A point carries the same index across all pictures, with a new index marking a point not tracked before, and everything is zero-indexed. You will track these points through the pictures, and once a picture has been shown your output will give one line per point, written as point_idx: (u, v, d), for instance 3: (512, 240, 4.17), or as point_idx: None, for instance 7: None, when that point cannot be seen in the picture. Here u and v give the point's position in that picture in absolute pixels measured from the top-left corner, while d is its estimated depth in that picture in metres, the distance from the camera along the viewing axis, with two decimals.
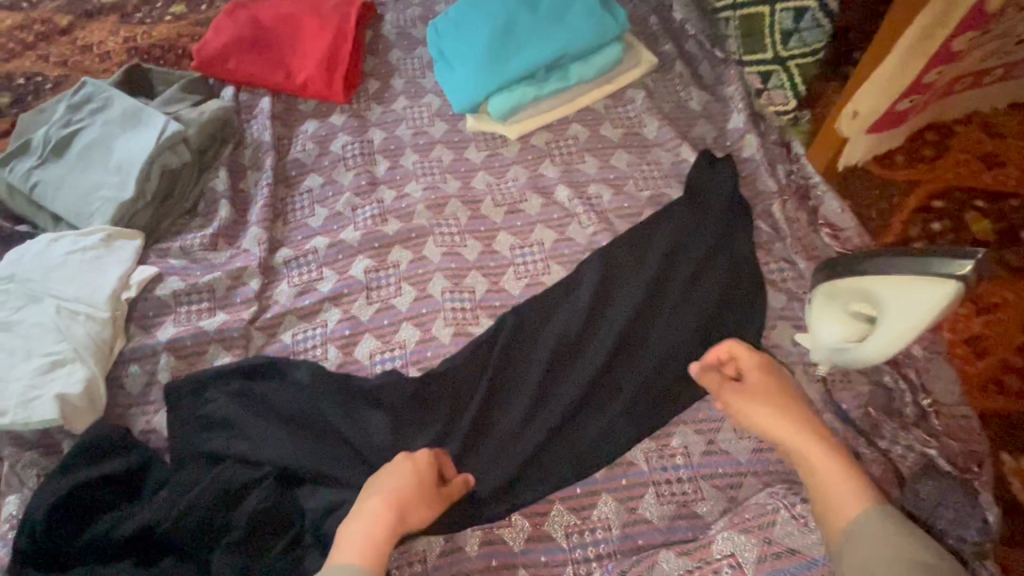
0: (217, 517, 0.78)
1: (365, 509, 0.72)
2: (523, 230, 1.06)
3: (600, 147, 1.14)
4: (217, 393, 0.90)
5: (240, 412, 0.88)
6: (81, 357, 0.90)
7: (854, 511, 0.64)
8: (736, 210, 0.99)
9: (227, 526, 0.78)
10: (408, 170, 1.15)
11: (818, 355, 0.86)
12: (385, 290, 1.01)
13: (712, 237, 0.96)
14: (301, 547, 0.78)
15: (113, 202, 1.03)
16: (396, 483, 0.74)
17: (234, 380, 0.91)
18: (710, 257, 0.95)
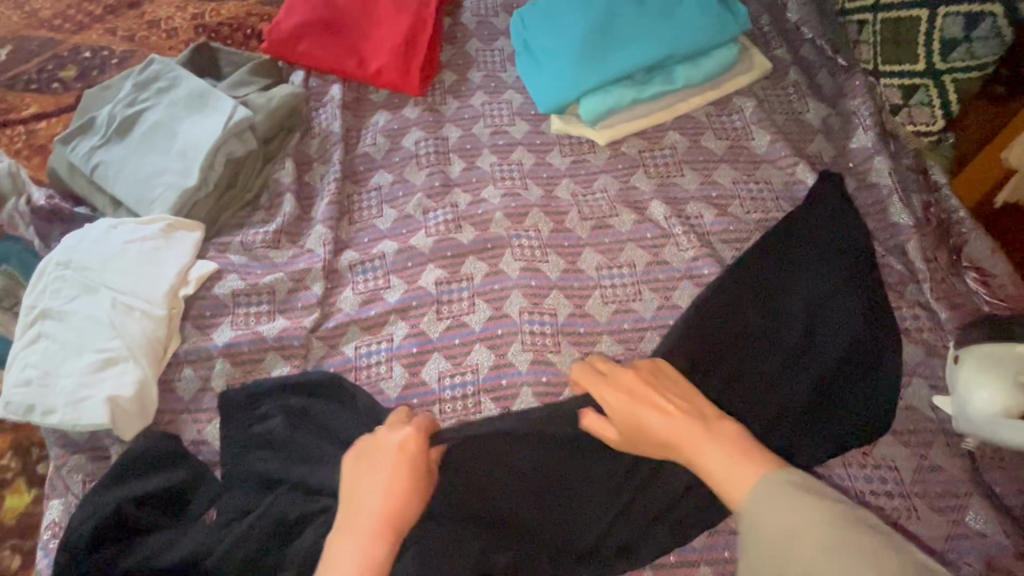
0: (270, 552, 0.71)
1: (360, 524, 0.63)
2: (611, 249, 0.95)
3: (701, 160, 1.02)
4: (272, 408, 0.83)
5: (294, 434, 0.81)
6: (135, 357, 0.84)
7: (747, 496, 0.57)
8: (866, 244, 0.86)
9: (279, 564, 0.70)
10: (485, 173, 1.05)
11: (970, 426, 0.72)
12: (456, 305, 0.92)
13: (825, 279, 0.82)
14: None
15: (175, 190, 0.97)
16: (384, 488, 0.66)
17: (291, 397, 0.84)
18: (823, 302, 0.81)
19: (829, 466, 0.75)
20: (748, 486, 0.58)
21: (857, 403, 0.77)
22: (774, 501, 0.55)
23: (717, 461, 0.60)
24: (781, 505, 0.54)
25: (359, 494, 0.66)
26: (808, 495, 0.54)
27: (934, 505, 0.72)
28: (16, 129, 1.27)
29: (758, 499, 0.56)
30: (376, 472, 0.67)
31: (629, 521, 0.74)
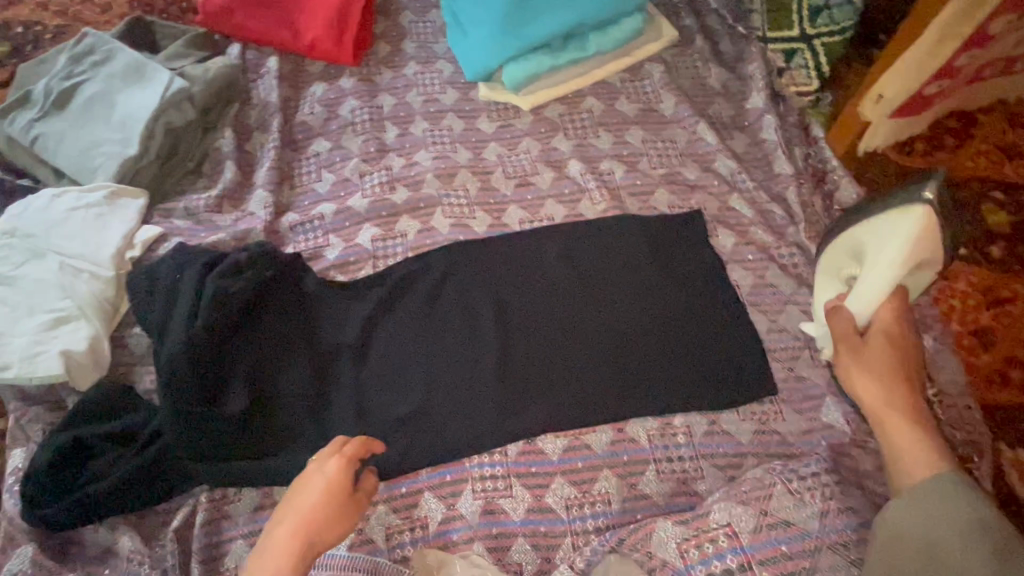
0: (238, 473, 0.82)
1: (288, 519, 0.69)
2: (533, 204, 1.05)
3: (615, 122, 1.11)
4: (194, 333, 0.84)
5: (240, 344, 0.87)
6: (86, 315, 0.89)
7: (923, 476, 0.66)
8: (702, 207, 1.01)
9: (240, 472, 0.82)
10: (418, 138, 1.12)
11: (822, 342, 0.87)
12: (391, 260, 1.01)
13: (641, 284, 0.94)
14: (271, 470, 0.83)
15: (116, 158, 1.01)
16: (309, 497, 0.70)
17: (207, 280, 0.87)
18: (648, 297, 0.93)
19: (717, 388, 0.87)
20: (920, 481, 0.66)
21: (734, 335, 0.90)
22: (941, 500, 0.62)
23: (911, 452, 0.69)
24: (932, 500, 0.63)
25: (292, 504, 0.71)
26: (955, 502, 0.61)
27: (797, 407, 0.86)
28: None
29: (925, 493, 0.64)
30: (300, 496, 0.71)
31: (542, 436, 0.86)
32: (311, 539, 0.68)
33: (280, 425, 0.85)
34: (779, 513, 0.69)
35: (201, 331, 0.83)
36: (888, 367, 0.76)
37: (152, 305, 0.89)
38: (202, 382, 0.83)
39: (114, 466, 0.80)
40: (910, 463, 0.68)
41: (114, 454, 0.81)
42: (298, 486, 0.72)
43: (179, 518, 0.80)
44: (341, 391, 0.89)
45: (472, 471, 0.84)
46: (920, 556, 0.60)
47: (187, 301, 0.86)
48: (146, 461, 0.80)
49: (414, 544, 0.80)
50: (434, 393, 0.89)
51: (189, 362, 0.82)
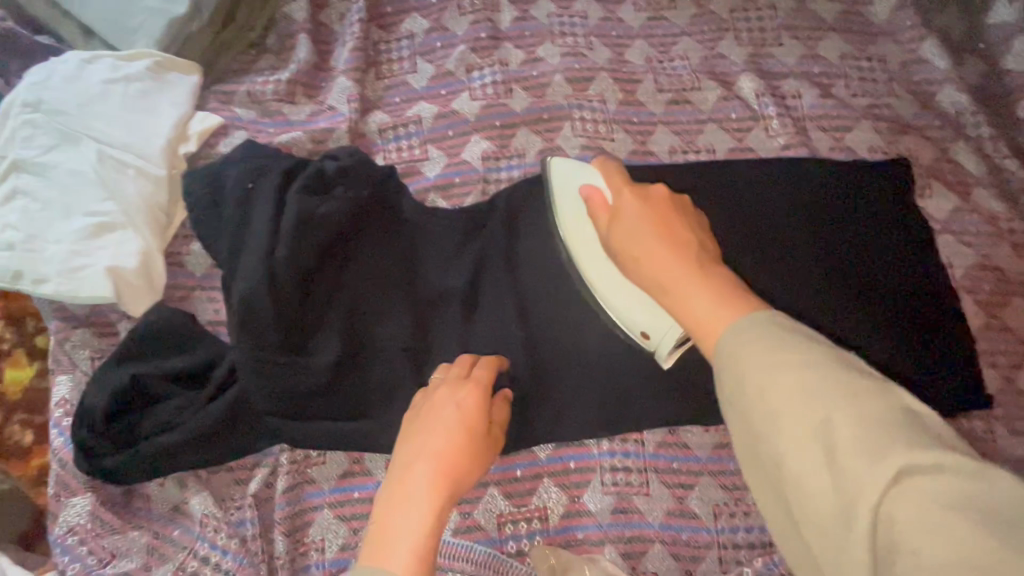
0: (328, 440, 0.68)
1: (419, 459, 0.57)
2: (690, 129, 0.81)
3: (805, 26, 0.84)
4: (277, 265, 0.67)
5: (330, 281, 0.70)
6: (136, 223, 0.71)
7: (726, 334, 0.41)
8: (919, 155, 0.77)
9: (330, 438, 0.68)
10: (542, 26, 0.86)
11: None
12: (505, 185, 0.80)
13: (845, 245, 0.70)
14: (368, 439, 0.68)
15: (162, 17, 0.78)
16: (441, 435, 0.58)
17: (290, 199, 0.69)
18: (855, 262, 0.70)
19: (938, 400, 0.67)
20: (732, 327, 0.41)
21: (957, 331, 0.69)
22: (747, 341, 0.38)
23: (697, 301, 0.44)
24: (760, 346, 0.38)
25: (417, 439, 0.59)
26: (809, 348, 0.37)
27: (1011, 428, 0.69)
28: None
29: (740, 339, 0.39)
30: (432, 435, 0.58)
31: (686, 427, 0.71)
32: (452, 487, 0.56)
33: (376, 382, 0.70)
34: None
35: (285, 264, 0.67)
36: (672, 229, 0.51)
37: (218, 221, 0.70)
38: (289, 324, 0.67)
39: (180, 415, 0.66)
40: (708, 306, 0.43)
41: (181, 400, 0.67)
42: (425, 420, 0.60)
43: (257, 480, 0.68)
44: (446, 347, 0.72)
45: (601, 459, 0.70)
46: (747, 421, 0.37)
47: (265, 222, 0.68)
48: (220, 415, 0.66)
49: (531, 538, 0.67)
50: (562, 359, 0.72)
51: (272, 302, 0.66)
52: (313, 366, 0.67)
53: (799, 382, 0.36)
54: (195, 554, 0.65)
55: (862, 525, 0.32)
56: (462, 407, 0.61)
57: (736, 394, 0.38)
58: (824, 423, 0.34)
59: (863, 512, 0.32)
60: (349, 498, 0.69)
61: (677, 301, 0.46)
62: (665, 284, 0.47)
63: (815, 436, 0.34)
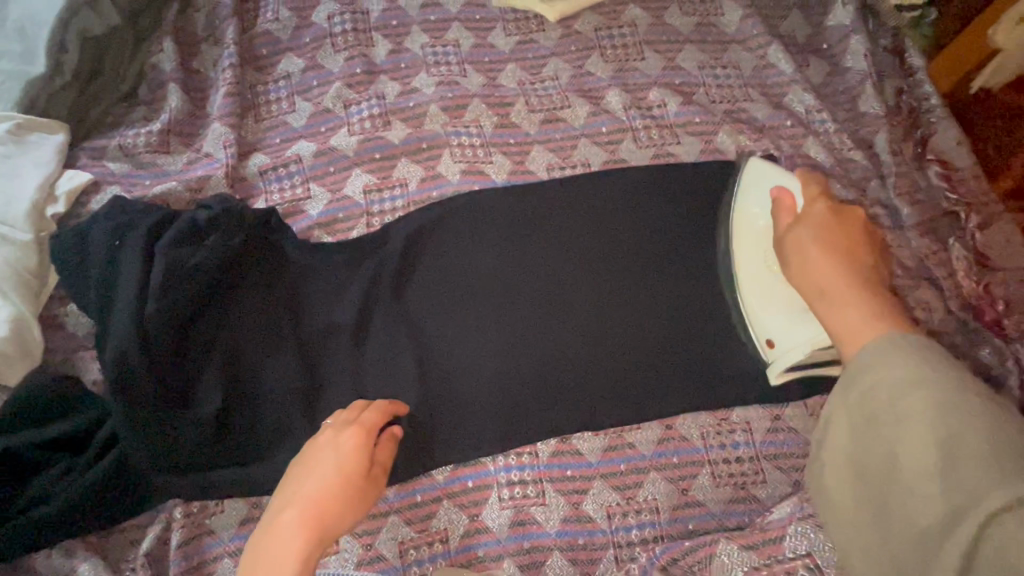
0: (221, 487, 0.68)
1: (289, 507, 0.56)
2: (563, 146, 0.85)
3: (664, 40, 0.89)
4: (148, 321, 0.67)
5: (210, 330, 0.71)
6: (2, 291, 0.70)
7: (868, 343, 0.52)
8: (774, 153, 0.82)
9: (221, 486, 0.68)
10: (416, 57, 0.89)
11: None
12: (389, 216, 0.81)
13: (695, 249, 0.77)
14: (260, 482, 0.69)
15: (18, 79, 0.76)
16: (313, 480, 0.58)
17: (158, 252, 0.69)
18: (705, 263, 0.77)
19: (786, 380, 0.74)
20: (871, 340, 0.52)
21: None
22: (891, 354, 0.49)
23: (848, 312, 0.55)
24: (894, 361, 0.48)
25: (292, 486, 0.58)
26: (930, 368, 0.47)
27: None
28: None
29: (873, 352, 0.51)
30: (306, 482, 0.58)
31: (577, 434, 0.73)
32: (320, 533, 0.55)
33: (264, 424, 0.71)
34: None
35: (156, 318, 0.67)
36: (847, 245, 0.60)
37: (88, 281, 0.70)
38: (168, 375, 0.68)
39: (58, 485, 0.65)
40: (858, 322, 0.54)
41: (61, 468, 0.66)
42: (304, 464, 0.60)
43: (150, 538, 0.67)
44: (334, 381, 0.73)
45: (498, 476, 0.72)
46: (865, 423, 0.49)
47: (132, 278, 0.68)
48: (103, 480, 0.65)
49: (433, 561, 0.69)
50: (449, 380, 0.74)
51: (145, 357, 0.66)
52: (197, 415, 0.68)
53: (924, 396, 0.45)
54: None
55: (965, 524, 0.40)
56: (344, 449, 0.61)
57: (865, 395, 0.49)
58: (953, 434, 0.43)
59: (970, 519, 0.40)
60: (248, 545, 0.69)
61: (834, 301, 0.57)
62: (823, 287, 0.58)
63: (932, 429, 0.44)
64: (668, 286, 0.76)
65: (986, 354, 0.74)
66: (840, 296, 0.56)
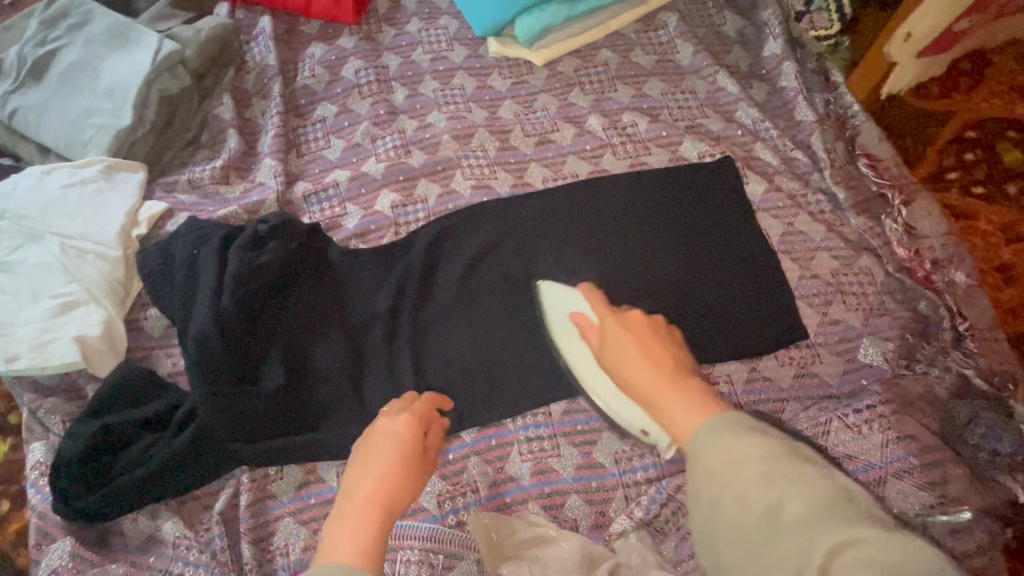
0: (285, 452, 0.80)
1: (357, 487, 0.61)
2: (555, 162, 1.02)
3: (632, 74, 1.08)
4: (223, 311, 0.80)
5: (271, 321, 0.84)
6: (96, 298, 0.84)
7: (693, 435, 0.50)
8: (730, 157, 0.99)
9: (285, 450, 0.80)
10: (429, 99, 1.07)
11: None
12: (413, 226, 0.97)
13: (672, 234, 0.93)
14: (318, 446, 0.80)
15: (108, 130, 0.94)
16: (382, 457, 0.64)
17: (230, 256, 0.84)
18: (681, 245, 0.92)
19: (762, 336, 0.87)
20: (694, 428, 0.50)
21: (772, 279, 0.90)
22: (718, 440, 0.48)
23: (681, 408, 0.52)
24: (714, 441, 0.48)
25: (357, 468, 0.64)
26: (753, 435, 0.47)
27: (832, 349, 0.87)
28: None
29: (704, 436, 0.49)
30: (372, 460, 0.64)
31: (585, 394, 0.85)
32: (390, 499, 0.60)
33: (318, 398, 0.83)
34: (838, 448, 0.76)
35: (230, 309, 0.80)
36: (656, 344, 0.57)
37: (173, 285, 0.84)
38: (240, 356, 0.81)
39: (145, 454, 0.77)
40: (680, 408, 0.52)
41: (148, 440, 0.78)
42: (365, 449, 0.66)
43: (222, 500, 0.78)
44: (376, 360, 0.86)
45: (518, 433, 0.83)
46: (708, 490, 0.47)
47: (210, 278, 0.82)
48: (181, 449, 0.76)
49: (467, 508, 0.79)
50: (474, 354, 0.87)
51: (221, 340, 0.79)
52: (263, 390, 0.80)
53: (770, 476, 0.45)
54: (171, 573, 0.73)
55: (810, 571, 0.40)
56: (399, 433, 0.67)
57: (710, 474, 0.47)
58: (778, 505, 0.44)
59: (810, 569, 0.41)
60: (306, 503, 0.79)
61: (655, 404, 0.54)
62: (653, 408, 0.54)
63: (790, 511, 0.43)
64: (654, 266, 0.91)
65: (921, 306, 0.88)
66: (658, 397, 0.53)
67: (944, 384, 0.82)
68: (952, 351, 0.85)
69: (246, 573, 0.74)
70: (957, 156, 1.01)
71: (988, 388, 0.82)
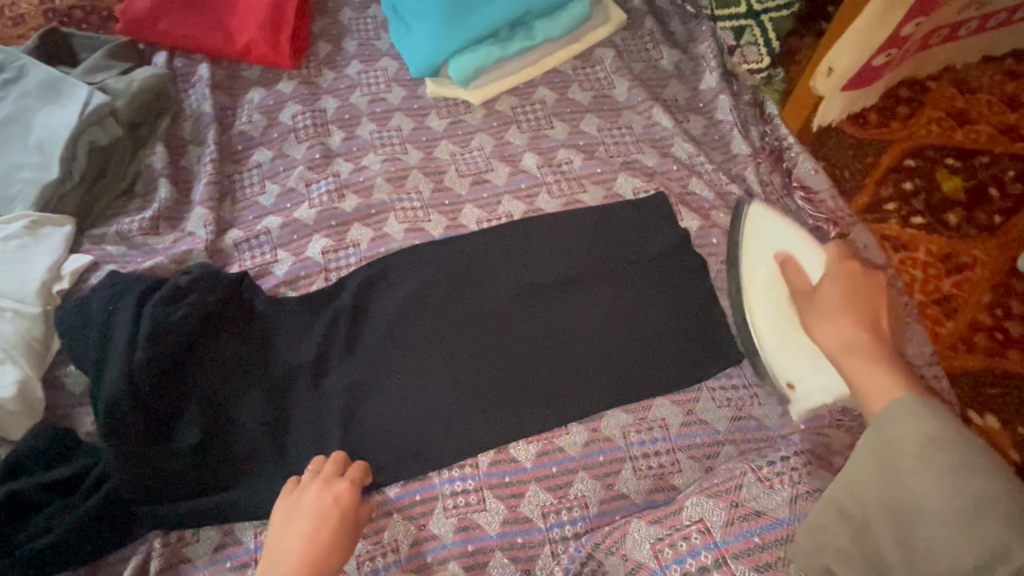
0: (199, 513, 0.77)
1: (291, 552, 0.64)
2: (490, 202, 1.01)
3: (568, 111, 1.08)
4: (134, 368, 0.78)
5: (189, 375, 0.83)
6: (12, 357, 0.82)
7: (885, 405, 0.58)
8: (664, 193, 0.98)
9: (198, 512, 0.77)
10: (365, 141, 1.07)
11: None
12: (344, 272, 0.95)
13: (604, 270, 0.91)
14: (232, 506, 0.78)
15: (35, 184, 0.94)
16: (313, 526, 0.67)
17: (146, 310, 0.83)
18: (614, 281, 0.90)
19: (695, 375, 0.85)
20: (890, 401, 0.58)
21: (704, 316, 0.88)
22: (911, 421, 0.54)
23: (878, 380, 0.61)
24: (909, 415, 0.55)
25: (286, 531, 0.67)
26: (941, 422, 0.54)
27: (769, 391, 0.84)
28: None
29: (896, 409, 0.56)
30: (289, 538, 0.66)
31: (513, 444, 0.82)
32: (318, 567, 0.64)
33: (237, 456, 0.81)
34: (750, 503, 0.68)
35: (142, 367, 0.78)
36: (871, 310, 0.68)
37: (87, 341, 0.83)
38: (154, 417, 0.79)
39: (51, 521, 0.74)
40: (880, 383, 0.60)
41: (57, 505, 0.75)
42: (297, 514, 0.69)
43: (133, 566, 0.75)
44: (300, 413, 0.84)
45: (443, 488, 0.80)
46: (887, 472, 0.54)
47: (122, 335, 0.81)
48: (89, 515, 0.74)
49: (387, 569, 0.76)
50: (401, 405, 0.84)
51: (132, 401, 0.77)
52: (178, 449, 0.78)
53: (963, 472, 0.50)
54: None
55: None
56: (333, 500, 0.70)
57: (892, 454, 0.54)
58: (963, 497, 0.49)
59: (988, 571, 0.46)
60: (220, 568, 0.76)
61: (860, 374, 0.62)
62: (849, 372, 0.64)
63: (947, 496, 0.49)
64: (587, 304, 0.89)
65: None
66: (871, 377, 0.61)
67: None
68: None
69: None
70: (895, 186, 1.02)
71: None
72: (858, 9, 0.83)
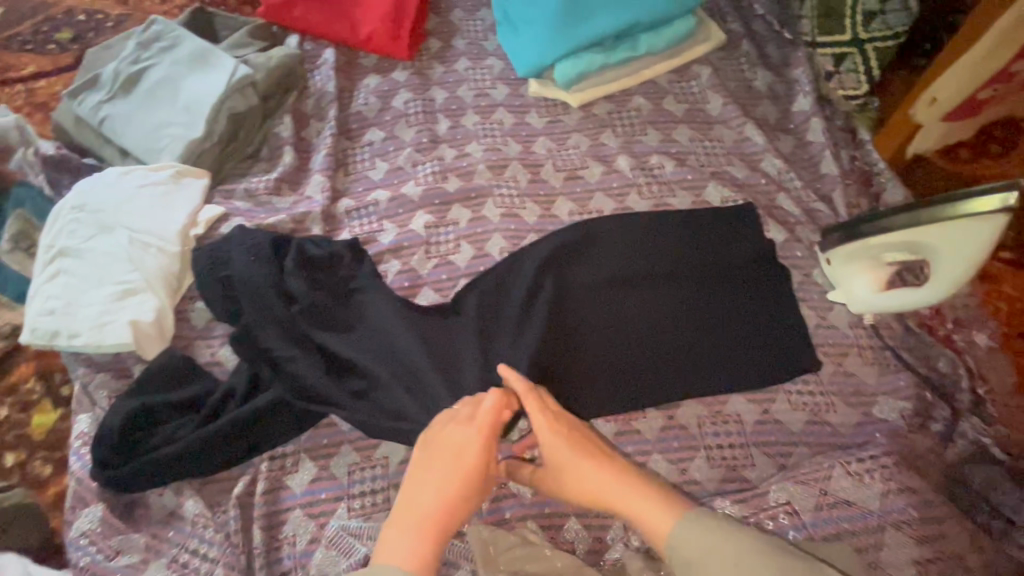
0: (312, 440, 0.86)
1: (415, 517, 0.63)
2: (582, 197, 1.07)
3: (662, 120, 1.14)
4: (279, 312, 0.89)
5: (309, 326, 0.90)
6: (152, 287, 0.92)
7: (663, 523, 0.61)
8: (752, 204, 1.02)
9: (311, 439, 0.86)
10: (469, 131, 1.15)
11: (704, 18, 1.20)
12: (443, 246, 1.03)
13: (699, 273, 0.95)
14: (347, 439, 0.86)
15: (182, 140, 1.05)
16: (439, 481, 0.66)
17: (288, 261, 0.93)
18: (707, 284, 0.94)
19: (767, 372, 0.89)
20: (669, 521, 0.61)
21: (789, 327, 0.91)
22: (699, 532, 0.58)
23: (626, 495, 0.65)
24: (713, 533, 0.58)
25: (419, 477, 0.67)
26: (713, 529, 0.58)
27: (848, 401, 0.86)
28: (15, 87, 1.30)
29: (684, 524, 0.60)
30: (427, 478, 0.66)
31: (592, 420, 0.87)
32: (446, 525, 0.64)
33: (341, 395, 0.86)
34: (838, 493, 0.75)
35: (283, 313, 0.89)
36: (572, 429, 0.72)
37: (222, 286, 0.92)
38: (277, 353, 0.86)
39: (179, 433, 0.83)
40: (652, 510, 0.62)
41: (181, 420, 0.84)
42: (428, 456, 0.68)
43: (240, 485, 0.82)
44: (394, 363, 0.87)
45: None
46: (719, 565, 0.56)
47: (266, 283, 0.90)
48: (209, 433, 0.81)
49: (468, 520, 0.81)
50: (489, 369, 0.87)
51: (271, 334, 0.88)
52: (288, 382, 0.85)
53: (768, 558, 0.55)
54: (187, 548, 0.78)
55: None
56: (464, 457, 0.68)
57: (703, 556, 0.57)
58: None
59: None
60: (316, 498, 0.83)
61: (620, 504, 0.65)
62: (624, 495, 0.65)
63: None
64: (680, 303, 0.93)
65: (941, 365, 0.89)
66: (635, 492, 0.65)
67: (954, 449, 0.84)
68: (970, 414, 0.86)
69: (255, 557, 0.78)
70: None
71: (1005, 455, 0.83)
72: (971, 41, 0.89)
